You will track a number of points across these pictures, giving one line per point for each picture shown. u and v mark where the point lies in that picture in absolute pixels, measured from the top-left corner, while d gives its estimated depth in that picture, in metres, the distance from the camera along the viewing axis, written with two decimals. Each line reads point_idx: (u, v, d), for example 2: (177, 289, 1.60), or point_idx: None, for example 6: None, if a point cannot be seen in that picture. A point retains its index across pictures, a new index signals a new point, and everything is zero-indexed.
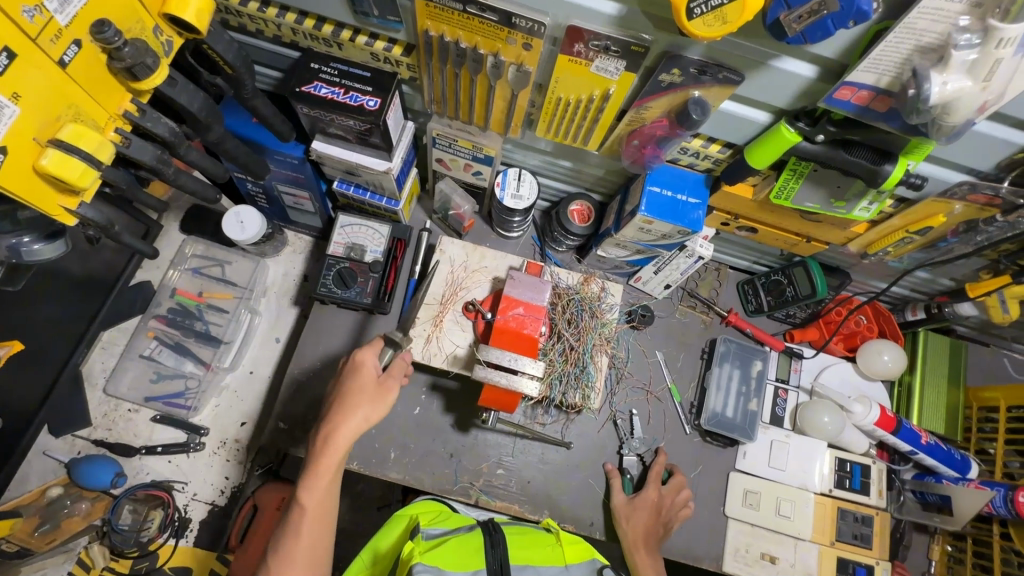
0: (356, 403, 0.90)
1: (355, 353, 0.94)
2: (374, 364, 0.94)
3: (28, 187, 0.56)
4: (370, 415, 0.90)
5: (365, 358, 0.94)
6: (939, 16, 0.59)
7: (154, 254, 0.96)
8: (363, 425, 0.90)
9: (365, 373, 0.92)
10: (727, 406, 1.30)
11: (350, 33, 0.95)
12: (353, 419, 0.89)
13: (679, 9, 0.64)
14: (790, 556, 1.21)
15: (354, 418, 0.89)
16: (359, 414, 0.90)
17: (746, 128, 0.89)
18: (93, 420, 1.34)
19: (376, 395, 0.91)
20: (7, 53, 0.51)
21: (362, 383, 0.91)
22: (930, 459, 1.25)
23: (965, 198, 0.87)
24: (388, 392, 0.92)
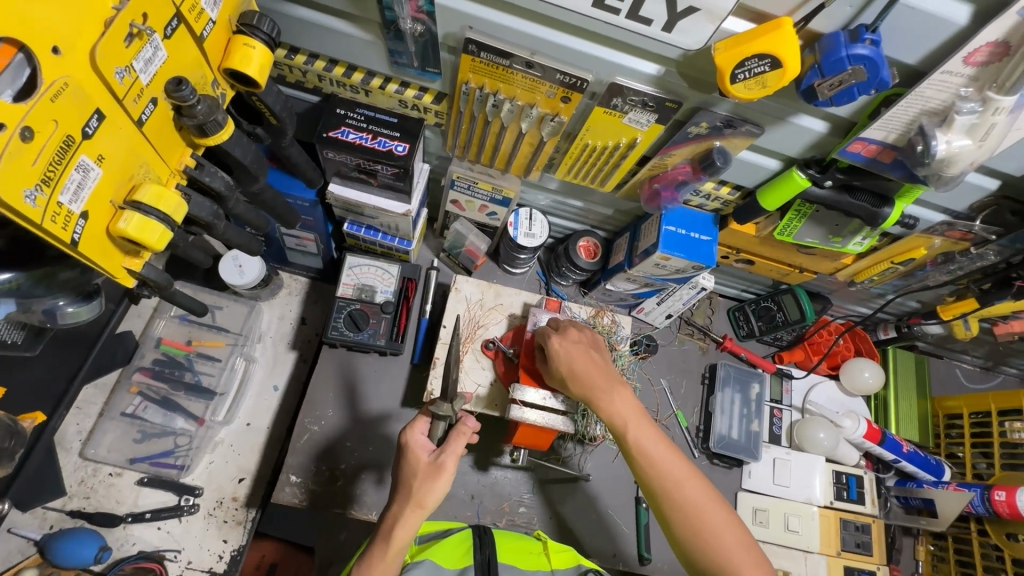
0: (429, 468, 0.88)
1: (405, 433, 0.92)
2: (423, 441, 0.92)
3: (101, 251, 0.53)
4: (425, 494, 0.86)
5: (413, 438, 0.91)
6: (944, 86, 0.69)
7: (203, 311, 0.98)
8: (420, 511, 0.85)
9: (415, 452, 0.90)
10: (731, 430, 1.37)
11: (380, 80, 0.96)
12: (435, 478, 0.87)
13: (724, 74, 0.71)
14: (802, 570, 1.27)
15: (408, 505, 0.85)
16: (440, 473, 0.87)
17: (758, 173, 0.97)
18: (68, 489, 1.21)
19: (431, 474, 0.87)
20: (98, 116, 0.49)
21: (415, 464, 0.89)
22: (911, 466, 1.36)
23: (943, 234, 0.99)
24: (443, 469, 0.88)
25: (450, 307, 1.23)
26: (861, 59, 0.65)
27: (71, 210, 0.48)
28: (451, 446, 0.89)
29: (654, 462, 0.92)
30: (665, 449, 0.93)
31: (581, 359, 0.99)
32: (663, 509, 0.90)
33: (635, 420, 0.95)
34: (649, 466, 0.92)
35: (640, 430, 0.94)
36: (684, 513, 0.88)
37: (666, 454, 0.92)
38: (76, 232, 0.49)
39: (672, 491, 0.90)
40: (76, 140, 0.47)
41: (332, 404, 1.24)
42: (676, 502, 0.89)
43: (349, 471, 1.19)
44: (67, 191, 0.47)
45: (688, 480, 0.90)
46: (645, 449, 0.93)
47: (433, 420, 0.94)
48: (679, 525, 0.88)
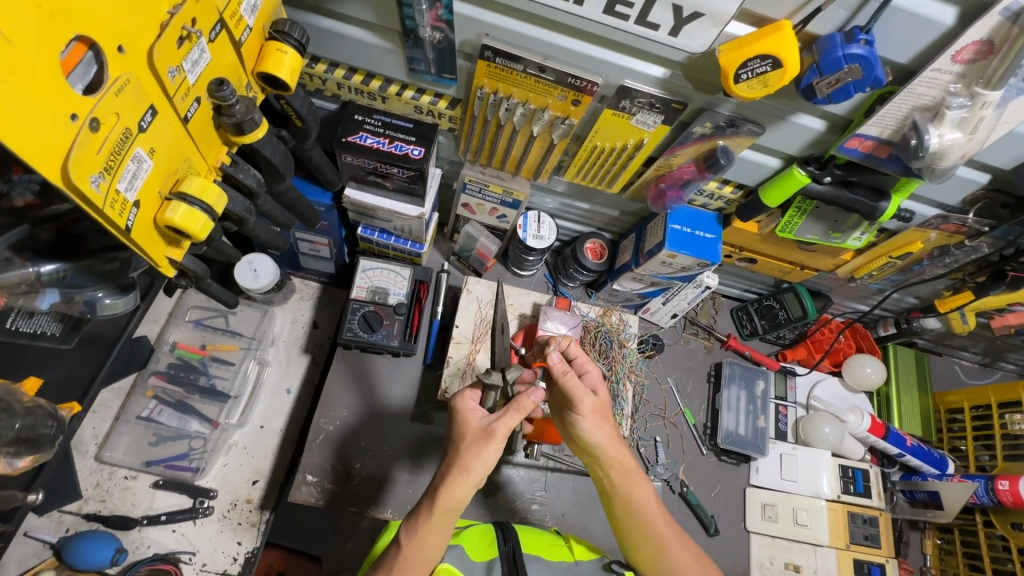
0: (478, 435, 0.87)
1: (460, 399, 0.93)
2: (476, 407, 0.92)
3: (149, 239, 0.57)
4: (473, 461, 0.85)
5: (465, 401, 0.92)
6: (934, 84, 0.73)
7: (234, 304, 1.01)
8: (466, 477, 0.85)
9: (467, 415, 0.90)
10: (738, 426, 1.39)
11: (397, 87, 1.01)
12: (484, 445, 0.86)
13: (728, 74, 0.76)
14: (812, 563, 1.29)
15: (455, 468, 0.85)
16: (490, 440, 0.86)
17: (759, 172, 1.01)
18: (84, 492, 1.22)
19: (481, 438, 0.87)
20: (152, 111, 0.52)
21: (467, 424, 0.89)
22: (916, 460, 1.39)
23: (938, 227, 1.04)
24: (494, 436, 0.87)
25: (462, 308, 1.26)
26: (856, 58, 0.70)
27: (126, 197, 0.51)
28: (509, 415, 0.88)
29: (624, 492, 0.92)
30: (639, 484, 0.92)
31: (575, 384, 0.92)
32: (624, 532, 0.93)
33: (615, 455, 0.92)
34: (621, 492, 0.92)
35: (616, 462, 0.92)
36: (645, 543, 0.91)
37: (636, 491, 0.92)
38: (129, 219, 0.53)
39: (639, 519, 0.91)
40: (133, 132, 0.51)
41: (346, 404, 1.26)
42: (639, 532, 0.91)
43: (364, 469, 1.21)
44: (124, 180, 0.50)
45: (658, 519, 0.91)
46: (619, 479, 0.92)
47: (484, 389, 0.96)
48: (638, 548, 0.91)
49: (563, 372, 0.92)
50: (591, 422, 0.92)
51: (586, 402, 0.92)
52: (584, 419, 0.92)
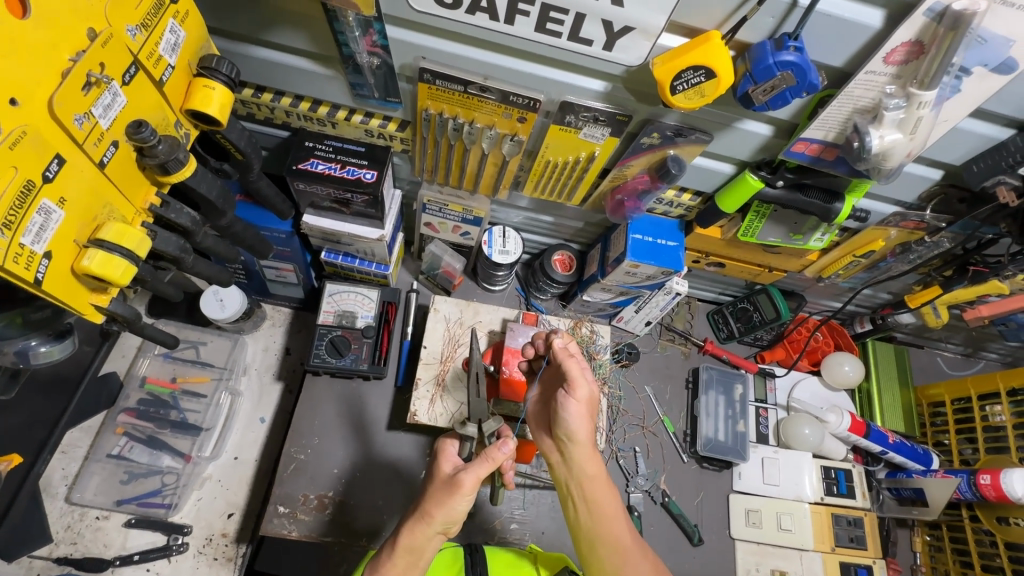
0: (438, 486, 0.89)
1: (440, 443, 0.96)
2: (455, 456, 0.94)
3: (66, 288, 0.56)
4: (436, 509, 0.86)
5: (446, 443, 0.95)
6: (870, 85, 0.73)
7: (173, 343, 0.98)
8: (426, 524, 0.86)
9: (443, 459, 0.93)
10: (719, 431, 1.37)
11: (345, 112, 1.00)
12: (447, 496, 0.87)
13: (664, 86, 0.75)
14: (798, 569, 1.27)
15: (419, 515, 0.87)
16: (453, 493, 0.87)
17: (714, 178, 1.01)
18: (54, 536, 1.20)
19: (447, 490, 0.87)
20: (58, 160, 0.52)
21: (439, 469, 0.92)
22: (899, 457, 1.37)
23: (898, 225, 1.03)
24: (460, 487, 0.87)
25: (429, 328, 1.25)
26: (789, 65, 0.69)
27: (33, 250, 0.50)
28: (476, 467, 0.88)
29: (594, 493, 0.92)
30: (608, 491, 0.92)
31: (576, 367, 0.93)
32: (586, 533, 0.91)
33: (586, 457, 0.93)
34: (589, 494, 0.92)
35: (591, 460, 0.93)
36: (607, 549, 0.89)
37: (605, 498, 0.92)
38: (39, 271, 0.52)
39: (601, 525, 0.90)
40: (36, 184, 0.50)
41: (317, 432, 1.25)
42: (602, 536, 0.90)
43: (338, 497, 1.19)
44: (29, 233, 0.50)
45: (622, 529, 0.90)
46: (590, 481, 0.92)
47: (461, 440, 0.97)
48: (599, 552, 0.89)
49: (567, 356, 0.94)
50: (579, 412, 0.92)
51: (583, 390, 0.93)
52: (573, 403, 0.92)
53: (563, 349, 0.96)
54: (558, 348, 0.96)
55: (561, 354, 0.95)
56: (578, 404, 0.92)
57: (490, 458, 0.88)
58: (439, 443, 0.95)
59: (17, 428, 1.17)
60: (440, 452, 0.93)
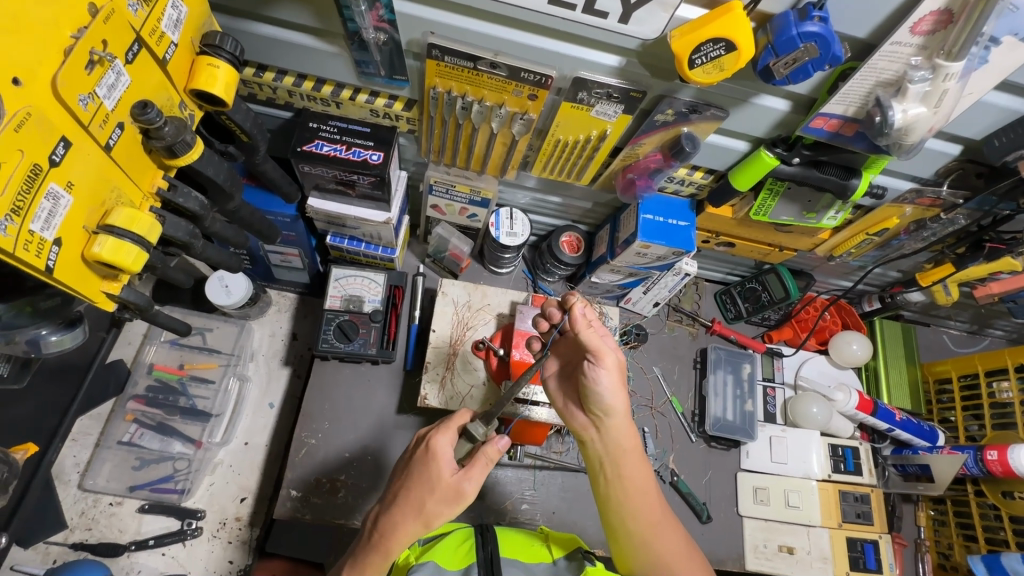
0: (435, 495, 0.85)
1: (433, 439, 0.89)
2: (449, 455, 0.88)
3: (77, 276, 0.54)
4: (435, 514, 0.85)
5: (441, 445, 0.88)
6: (895, 57, 0.71)
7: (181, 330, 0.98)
8: (421, 527, 0.85)
9: (440, 464, 0.86)
10: (726, 411, 1.37)
11: (350, 92, 0.98)
12: (446, 505, 0.85)
13: (682, 60, 0.73)
14: (806, 544, 1.29)
15: (416, 518, 0.84)
16: (452, 501, 0.85)
17: (729, 155, 0.99)
18: (69, 522, 1.21)
19: (448, 496, 0.85)
20: (64, 143, 0.50)
21: (437, 474, 0.86)
22: (905, 434, 1.38)
23: (914, 201, 1.02)
24: (462, 495, 0.85)
25: (438, 311, 1.24)
26: (812, 36, 0.67)
27: (43, 237, 0.49)
28: (472, 470, 0.86)
29: (627, 467, 0.91)
30: (641, 465, 0.92)
31: (597, 338, 0.87)
32: (614, 506, 0.91)
33: (619, 433, 0.90)
34: (624, 469, 0.90)
35: (627, 434, 0.90)
36: (637, 522, 0.90)
37: (636, 476, 0.91)
38: (50, 259, 0.50)
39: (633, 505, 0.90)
40: (44, 168, 0.48)
41: (327, 417, 1.25)
42: (633, 510, 0.90)
43: (350, 480, 1.20)
44: (38, 219, 0.48)
45: (654, 502, 0.91)
46: (620, 456, 0.91)
47: (462, 433, 0.90)
48: (628, 526, 0.90)
49: (585, 322, 0.88)
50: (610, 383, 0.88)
51: (611, 359, 0.87)
52: (604, 374, 0.87)
53: (583, 318, 0.88)
54: (579, 317, 0.88)
55: (581, 325, 0.88)
56: (608, 375, 0.87)
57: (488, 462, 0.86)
58: (432, 442, 0.88)
59: (26, 417, 1.17)
60: (433, 455, 0.87)
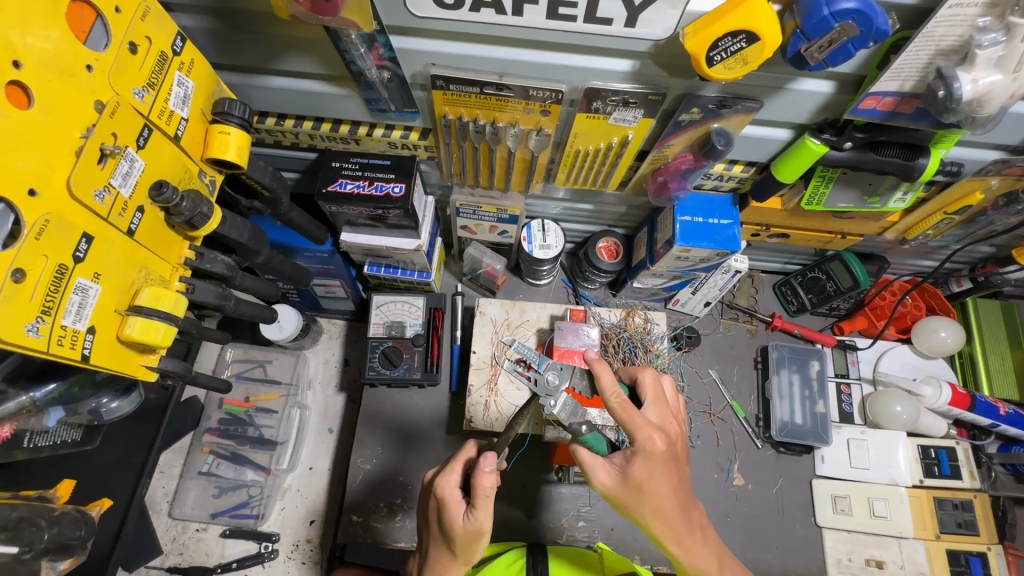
0: (456, 538, 0.83)
1: (438, 486, 0.86)
2: (458, 495, 0.85)
3: (113, 357, 0.58)
4: (464, 553, 0.84)
5: (447, 488, 0.85)
6: (957, 21, 0.61)
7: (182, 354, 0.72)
8: (465, 565, 0.86)
9: (450, 509, 0.84)
10: (560, 394, 0.80)
11: (366, 128, 0.98)
12: (472, 543, 0.83)
13: (699, 59, 0.66)
14: (897, 559, 1.17)
15: (455, 561, 0.85)
16: (474, 538, 0.82)
17: (769, 146, 0.90)
18: (163, 547, 1.32)
19: (471, 537, 0.82)
20: (86, 239, 0.53)
21: (451, 519, 0.83)
22: (1014, 429, 1.20)
23: (1000, 173, 0.88)
24: (480, 530, 0.82)
25: (477, 332, 1.23)
26: (849, 13, 0.59)
27: (76, 329, 0.53)
28: (478, 509, 0.81)
29: (665, 526, 0.78)
30: (668, 481, 0.77)
31: (639, 423, 0.75)
32: (615, 501, 0.79)
33: (666, 494, 0.77)
34: (666, 525, 0.78)
35: (665, 494, 0.76)
36: (650, 513, 0.77)
37: (684, 532, 0.79)
38: (85, 347, 0.54)
39: (693, 549, 0.80)
40: (68, 266, 0.51)
41: (380, 442, 1.28)
42: (651, 510, 0.77)
43: (406, 504, 1.23)
44: (69, 313, 0.52)
45: (670, 497, 0.77)
46: (654, 515, 0.77)
47: (466, 467, 0.86)
48: (651, 524, 0.78)
49: (651, 432, 0.75)
50: (663, 410, 0.83)
51: (648, 443, 0.75)
52: (647, 406, 0.82)
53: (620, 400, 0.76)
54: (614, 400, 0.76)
55: (617, 407, 0.76)
56: (652, 407, 0.82)
57: (485, 491, 0.79)
58: (438, 489, 0.86)
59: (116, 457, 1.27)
60: (442, 500, 0.85)
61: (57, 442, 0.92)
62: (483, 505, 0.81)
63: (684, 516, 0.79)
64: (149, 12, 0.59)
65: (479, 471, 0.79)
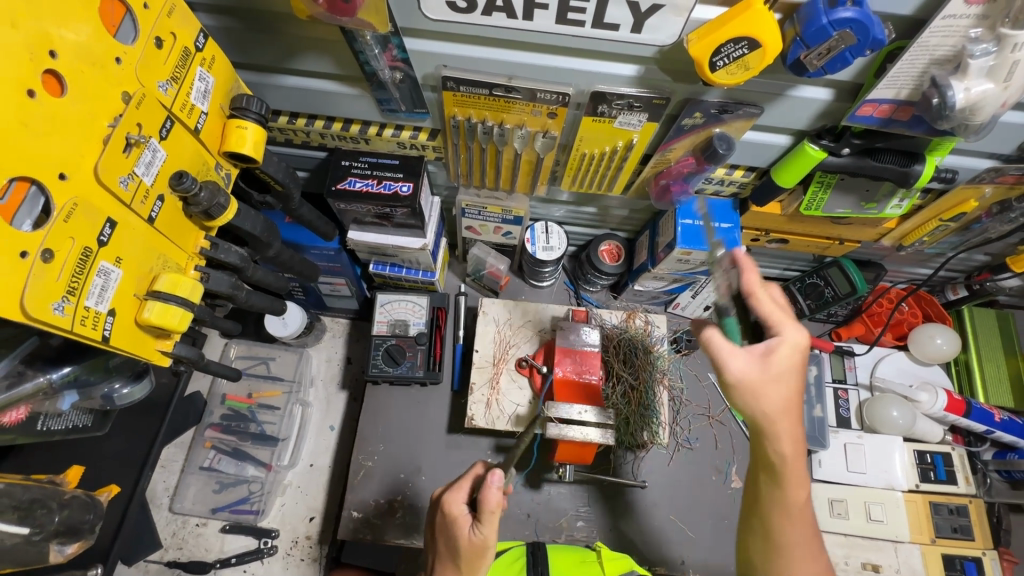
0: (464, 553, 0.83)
1: (445, 503, 0.87)
2: (465, 511, 0.86)
3: (131, 340, 0.60)
4: (468, 570, 0.84)
5: (455, 504, 0.87)
6: (950, 32, 0.63)
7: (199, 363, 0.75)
8: None
9: (457, 523, 0.85)
10: None
11: (377, 128, 1.01)
12: (479, 558, 0.83)
13: (702, 63, 0.69)
14: (893, 562, 1.18)
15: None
16: (480, 553, 0.83)
17: (769, 151, 0.92)
18: (163, 541, 1.33)
19: (475, 552, 0.83)
20: (110, 224, 0.55)
21: (457, 534, 0.84)
22: (1009, 436, 1.22)
23: (994, 181, 0.91)
24: (485, 545, 0.83)
25: (480, 331, 1.24)
26: (846, 23, 0.61)
27: (98, 310, 0.54)
28: (485, 522, 0.83)
29: (784, 430, 0.73)
30: (797, 379, 0.74)
31: (778, 308, 0.76)
32: (736, 396, 0.75)
33: (790, 397, 0.74)
34: (774, 426, 0.74)
35: (792, 388, 0.74)
36: (774, 407, 0.73)
37: (799, 441, 0.75)
38: (106, 328, 0.56)
39: (798, 467, 0.75)
40: (93, 249, 0.53)
41: (381, 439, 1.29)
42: (783, 411, 0.73)
43: (407, 501, 1.23)
44: (92, 295, 0.54)
45: (798, 393, 0.74)
46: (780, 411, 0.73)
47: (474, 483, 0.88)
48: (763, 423, 0.74)
49: (799, 325, 0.74)
50: (761, 319, 0.84)
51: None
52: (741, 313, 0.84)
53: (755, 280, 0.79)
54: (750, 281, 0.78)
55: (762, 302, 0.77)
56: (745, 314, 0.84)
57: (494, 503, 0.82)
58: (446, 505, 0.87)
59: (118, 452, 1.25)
60: (450, 515, 0.86)
61: (69, 427, 0.94)
62: (491, 520, 0.83)
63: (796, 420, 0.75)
64: (174, 9, 0.61)
65: (489, 486, 0.83)
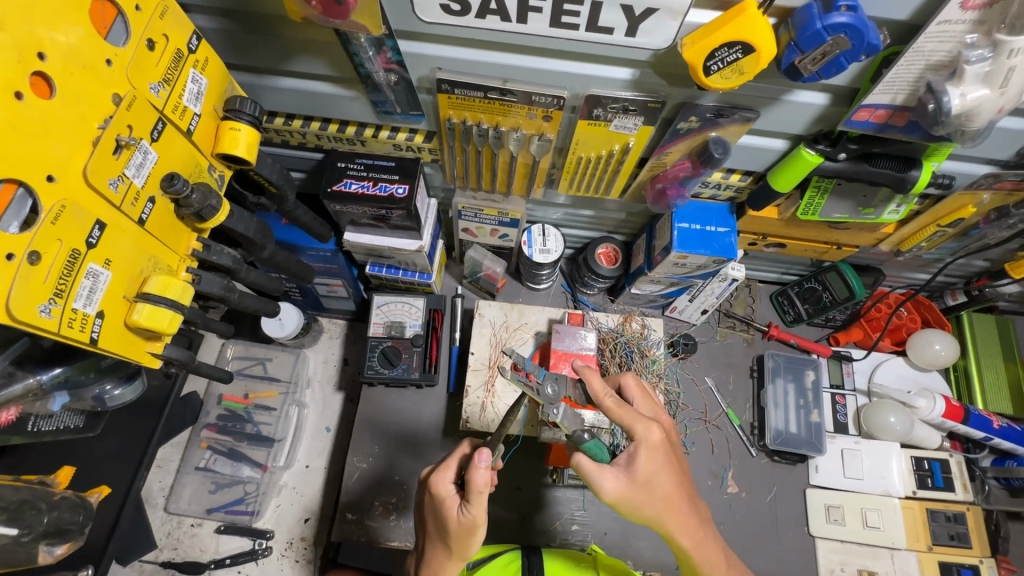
0: (453, 533, 0.83)
1: (433, 485, 0.87)
2: (453, 491, 0.86)
3: (121, 341, 0.60)
4: (459, 548, 0.85)
5: (442, 485, 0.86)
6: (946, 37, 0.63)
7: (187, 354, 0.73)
8: (461, 562, 0.86)
9: (446, 504, 0.85)
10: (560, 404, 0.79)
11: (373, 130, 1.01)
12: (469, 538, 0.83)
13: (697, 68, 0.68)
14: (889, 569, 1.18)
15: (451, 557, 0.86)
16: (469, 532, 0.83)
17: (765, 156, 0.92)
18: (158, 541, 1.33)
19: (465, 531, 0.83)
20: (99, 226, 0.55)
21: (446, 515, 0.84)
22: (1007, 443, 1.21)
23: (992, 187, 0.90)
24: (475, 524, 0.82)
25: (476, 334, 1.23)
26: (840, 28, 0.61)
27: (86, 312, 0.54)
28: (471, 502, 0.82)
29: (670, 516, 0.79)
30: (672, 468, 0.80)
31: (633, 416, 0.80)
32: (620, 504, 0.79)
33: (674, 487, 0.79)
34: (664, 515, 0.79)
35: (668, 477, 0.79)
36: (654, 502, 0.78)
37: (691, 520, 0.80)
38: (94, 330, 0.56)
39: (701, 541, 0.81)
40: (81, 251, 0.53)
41: (376, 441, 1.29)
42: (663, 507, 0.78)
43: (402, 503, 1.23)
44: (80, 296, 0.54)
45: (675, 475, 0.80)
46: (666, 508, 0.79)
47: (461, 461, 0.87)
48: (645, 515, 0.79)
49: (649, 422, 0.79)
50: (652, 404, 0.88)
51: (647, 435, 0.79)
52: (637, 404, 0.87)
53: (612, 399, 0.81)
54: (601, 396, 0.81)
55: (611, 407, 0.81)
56: (641, 404, 0.87)
57: (479, 486, 0.80)
58: (433, 487, 0.87)
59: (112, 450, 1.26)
60: (438, 497, 0.86)
61: (61, 428, 0.94)
62: (477, 501, 0.81)
63: (687, 499, 0.80)
64: (167, 11, 0.61)
65: (473, 469, 0.80)
